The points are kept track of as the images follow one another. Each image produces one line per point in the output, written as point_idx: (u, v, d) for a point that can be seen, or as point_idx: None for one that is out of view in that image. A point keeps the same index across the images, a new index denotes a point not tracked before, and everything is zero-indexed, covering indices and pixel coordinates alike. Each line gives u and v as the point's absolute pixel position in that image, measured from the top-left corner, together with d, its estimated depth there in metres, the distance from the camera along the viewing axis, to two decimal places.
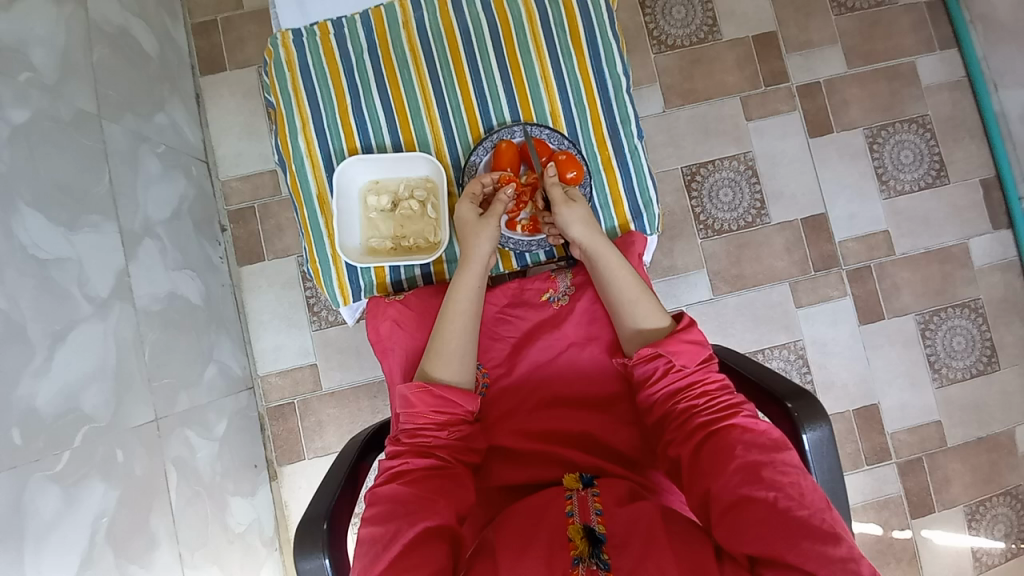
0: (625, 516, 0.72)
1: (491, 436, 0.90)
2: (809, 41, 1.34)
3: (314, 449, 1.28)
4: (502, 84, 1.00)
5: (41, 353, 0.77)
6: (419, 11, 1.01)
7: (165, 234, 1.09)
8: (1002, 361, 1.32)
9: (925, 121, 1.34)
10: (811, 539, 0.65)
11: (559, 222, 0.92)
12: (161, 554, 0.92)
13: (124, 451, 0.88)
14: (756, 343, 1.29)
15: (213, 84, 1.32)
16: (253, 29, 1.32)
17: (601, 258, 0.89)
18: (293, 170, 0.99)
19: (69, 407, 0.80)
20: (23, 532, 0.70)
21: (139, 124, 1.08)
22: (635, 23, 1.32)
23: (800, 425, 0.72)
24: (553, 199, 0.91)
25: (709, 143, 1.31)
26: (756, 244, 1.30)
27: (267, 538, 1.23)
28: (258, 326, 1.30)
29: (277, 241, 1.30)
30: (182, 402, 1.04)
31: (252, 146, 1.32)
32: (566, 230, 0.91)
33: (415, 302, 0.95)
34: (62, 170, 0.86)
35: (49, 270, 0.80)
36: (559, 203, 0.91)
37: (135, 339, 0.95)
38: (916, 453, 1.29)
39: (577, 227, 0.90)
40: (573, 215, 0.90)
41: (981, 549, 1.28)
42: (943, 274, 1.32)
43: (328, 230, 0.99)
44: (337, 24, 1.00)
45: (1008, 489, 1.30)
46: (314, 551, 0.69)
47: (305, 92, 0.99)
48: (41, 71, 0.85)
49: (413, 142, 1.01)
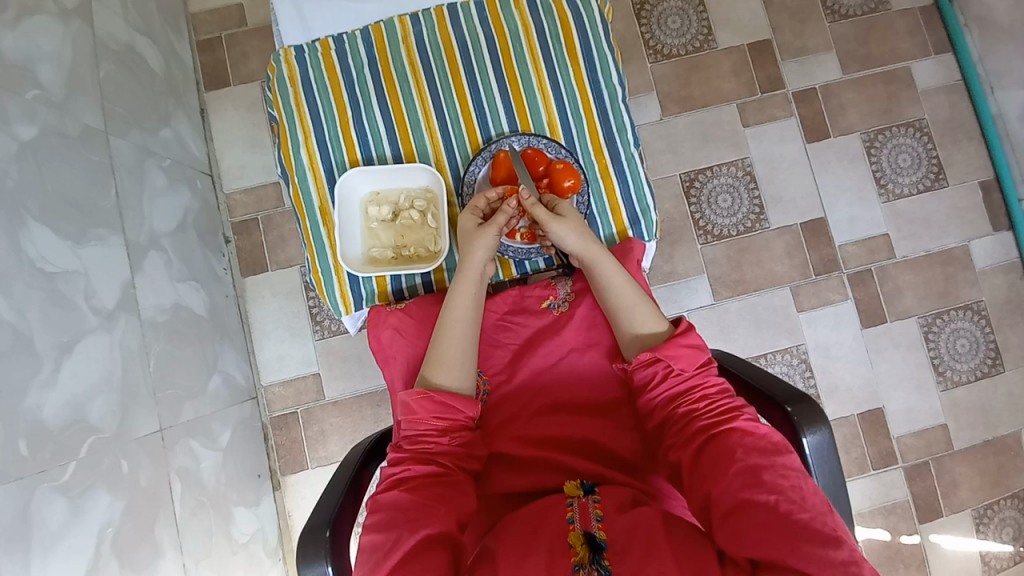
0: (625, 523, 0.72)
1: (492, 443, 0.90)
2: (804, 47, 1.35)
3: (317, 459, 1.28)
4: (499, 93, 1.01)
5: (48, 364, 0.78)
6: (417, 24, 1.03)
7: (170, 246, 1.11)
8: (1007, 363, 1.31)
9: (923, 125, 1.34)
10: (811, 542, 0.64)
11: (553, 237, 0.91)
12: (166, 564, 0.93)
13: (129, 462, 0.89)
14: (759, 347, 1.29)
15: (217, 98, 1.34)
16: (256, 45, 1.35)
17: (597, 268, 0.89)
18: (295, 181, 1.00)
19: (75, 417, 0.81)
20: (28, 541, 0.71)
21: (145, 139, 1.10)
22: (632, 33, 1.33)
23: (800, 429, 0.72)
24: (538, 220, 0.90)
25: (707, 148, 1.32)
26: (756, 248, 1.30)
27: (271, 549, 1.23)
28: (261, 336, 1.31)
29: (280, 251, 1.32)
30: (186, 412, 1.05)
31: (255, 159, 1.34)
32: (560, 243, 0.91)
33: (415, 310, 0.96)
34: (69, 184, 0.88)
35: (56, 282, 0.82)
36: (550, 218, 0.90)
37: (140, 349, 0.96)
38: (923, 457, 1.28)
39: (571, 240, 0.90)
40: (565, 230, 0.90)
41: (991, 554, 1.26)
42: (945, 276, 1.32)
43: (329, 240, 1.00)
44: (337, 38, 1.02)
45: (1016, 492, 1.28)
46: (316, 559, 0.69)
47: (306, 105, 1.01)
48: (49, 88, 0.87)
49: (413, 153, 1.02)
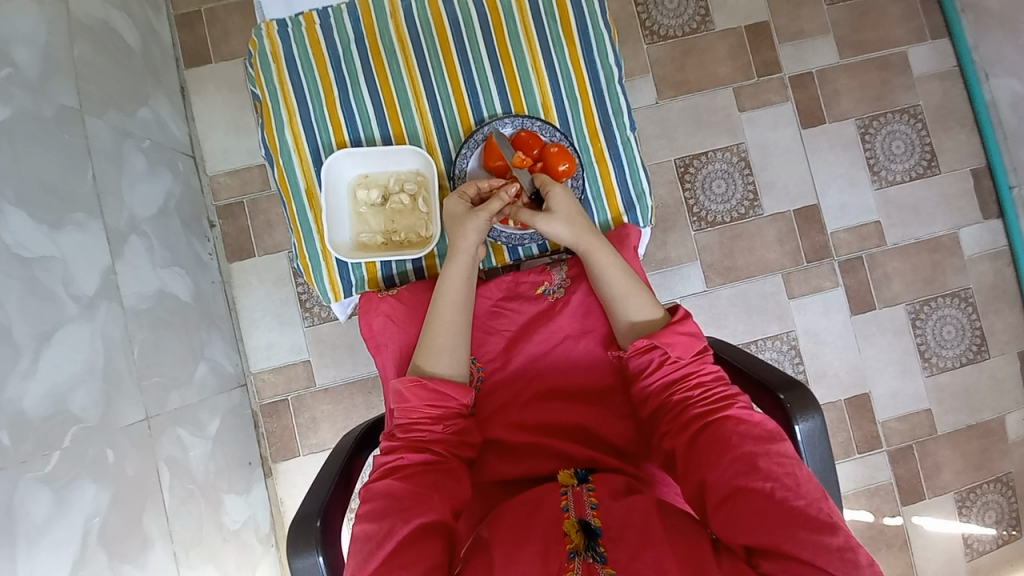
0: (620, 509, 0.72)
1: (486, 428, 0.90)
2: (800, 31, 1.33)
3: (308, 446, 1.28)
4: (492, 74, 0.99)
5: (28, 354, 0.75)
6: (406, 1, 0.99)
7: (153, 232, 1.07)
8: (992, 348, 1.33)
9: (916, 112, 1.34)
10: (806, 528, 0.65)
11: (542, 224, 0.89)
12: (156, 553, 0.91)
13: (114, 451, 0.87)
14: (750, 334, 1.29)
15: (199, 78, 1.29)
16: (239, 22, 1.30)
17: (587, 256, 0.88)
18: (280, 163, 0.97)
19: (57, 408, 0.79)
20: (15, 534, 0.69)
21: (124, 120, 1.05)
22: (627, 14, 1.31)
23: (792, 416, 0.72)
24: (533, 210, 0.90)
25: (701, 134, 1.31)
26: (748, 235, 1.30)
27: (263, 536, 1.23)
28: (249, 323, 1.29)
29: (268, 236, 1.29)
30: (174, 400, 1.03)
31: (240, 141, 1.30)
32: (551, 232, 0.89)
33: (407, 297, 0.94)
34: (46, 168, 0.84)
35: (34, 270, 0.79)
36: (537, 213, 0.90)
37: (123, 338, 0.93)
38: (907, 441, 1.31)
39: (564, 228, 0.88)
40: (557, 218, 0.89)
41: (973, 535, 1.30)
42: (934, 263, 1.33)
43: (317, 225, 0.98)
44: (322, 14, 0.98)
45: (999, 475, 1.32)
46: (307, 549, 0.68)
47: (292, 85, 0.97)
48: (23, 68, 0.83)
49: (403, 134, 0.99)
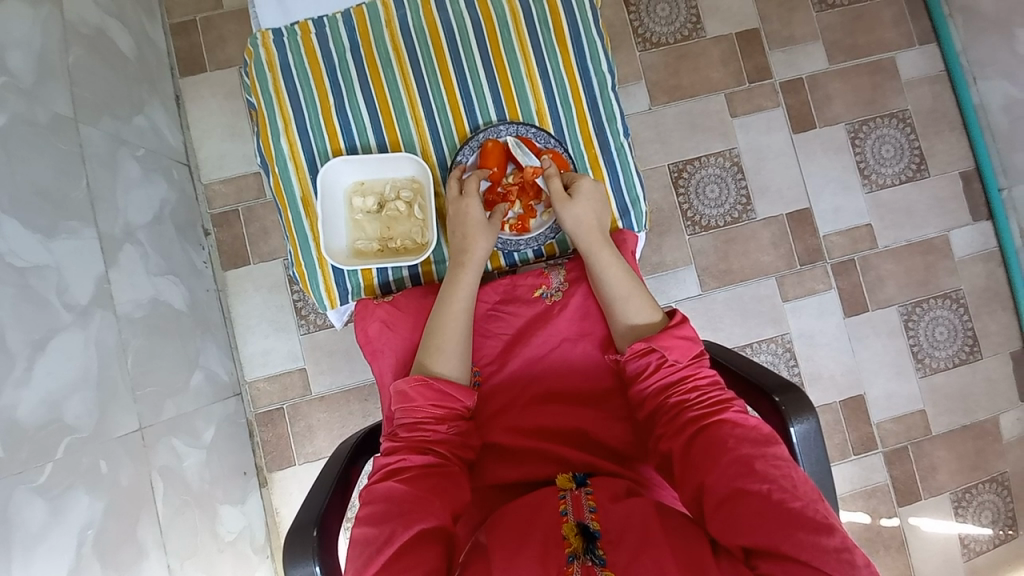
0: (619, 513, 0.72)
1: (485, 433, 0.90)
2: (791, 37, 1.35)
3: (304, 454, 1.27)
4: (487, 80, 1.00)
5: (21, 362, 0.75)
6: (401, 9, 1.00)
7: (147, 239, 1.07)
8: (985, 349, 1.34)
9: (905, 115, 1.36)
10: (804, 529, 0.65)
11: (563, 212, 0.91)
12: (150, 564, 0.90)
13: (108, 461, 0.86)
14: (745, 337, 1.30)
15: (194, 85, 1.29)
16: (234, 29, 1.30)
17: (592, 254, 0.89)
18: (276, 172, 0.98)
19: (51, 416, 0.78)
20: (10, 544, 0.69)
21: (118, 127, 1.05)
22: (620, 21, 1.32)
23: (788, 419, 0.73)
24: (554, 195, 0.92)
25: (695, 138, 1.32)
26: (743, 239, 1.31)
27: (259, 546, 1.22)
28: (245, 330, 1.28)
29: (263, 244, 1.29)
30: (169, 409, 1.02)
31: (236, 148, 1.30)
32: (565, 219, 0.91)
33: (405, 303, 0.94)
34: (41, 174, 0.84)
35: (28, 278, 0.78)
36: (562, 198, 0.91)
37: (118, 346, 0.93)
38: (902, 442, 1.31)
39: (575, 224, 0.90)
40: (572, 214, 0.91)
41: (969, 536, 1.30)
42: (926, 265, 1.34)
43: (313, 233, 0.98)
44: (318, 23, 0.99)
45: (994, 475, 1.32)
46: (304, 557, 0.68)
47: (287, 93, 0.98)
48: (18, 75, 0.83)
49: (398, 140, 0.99)
